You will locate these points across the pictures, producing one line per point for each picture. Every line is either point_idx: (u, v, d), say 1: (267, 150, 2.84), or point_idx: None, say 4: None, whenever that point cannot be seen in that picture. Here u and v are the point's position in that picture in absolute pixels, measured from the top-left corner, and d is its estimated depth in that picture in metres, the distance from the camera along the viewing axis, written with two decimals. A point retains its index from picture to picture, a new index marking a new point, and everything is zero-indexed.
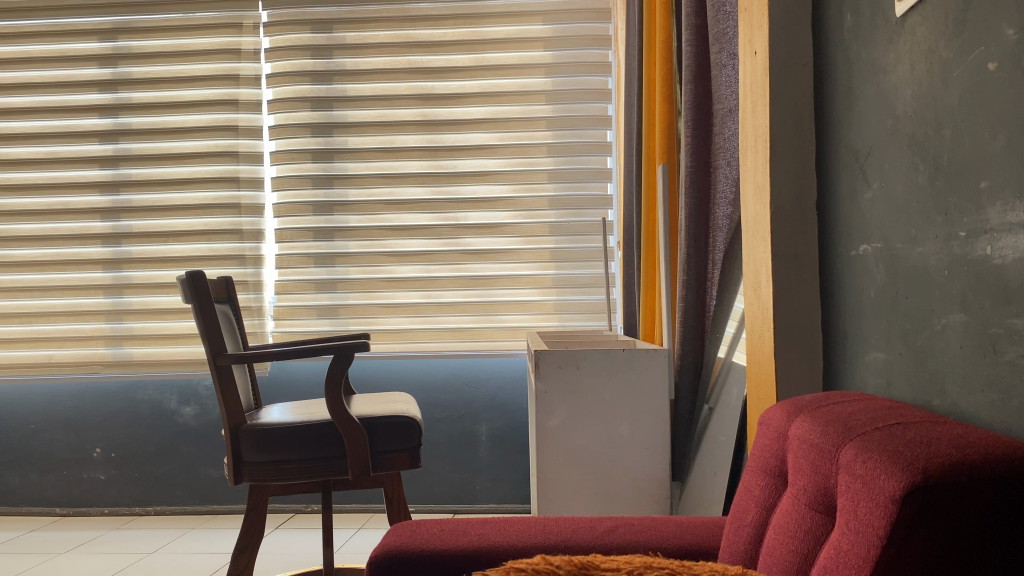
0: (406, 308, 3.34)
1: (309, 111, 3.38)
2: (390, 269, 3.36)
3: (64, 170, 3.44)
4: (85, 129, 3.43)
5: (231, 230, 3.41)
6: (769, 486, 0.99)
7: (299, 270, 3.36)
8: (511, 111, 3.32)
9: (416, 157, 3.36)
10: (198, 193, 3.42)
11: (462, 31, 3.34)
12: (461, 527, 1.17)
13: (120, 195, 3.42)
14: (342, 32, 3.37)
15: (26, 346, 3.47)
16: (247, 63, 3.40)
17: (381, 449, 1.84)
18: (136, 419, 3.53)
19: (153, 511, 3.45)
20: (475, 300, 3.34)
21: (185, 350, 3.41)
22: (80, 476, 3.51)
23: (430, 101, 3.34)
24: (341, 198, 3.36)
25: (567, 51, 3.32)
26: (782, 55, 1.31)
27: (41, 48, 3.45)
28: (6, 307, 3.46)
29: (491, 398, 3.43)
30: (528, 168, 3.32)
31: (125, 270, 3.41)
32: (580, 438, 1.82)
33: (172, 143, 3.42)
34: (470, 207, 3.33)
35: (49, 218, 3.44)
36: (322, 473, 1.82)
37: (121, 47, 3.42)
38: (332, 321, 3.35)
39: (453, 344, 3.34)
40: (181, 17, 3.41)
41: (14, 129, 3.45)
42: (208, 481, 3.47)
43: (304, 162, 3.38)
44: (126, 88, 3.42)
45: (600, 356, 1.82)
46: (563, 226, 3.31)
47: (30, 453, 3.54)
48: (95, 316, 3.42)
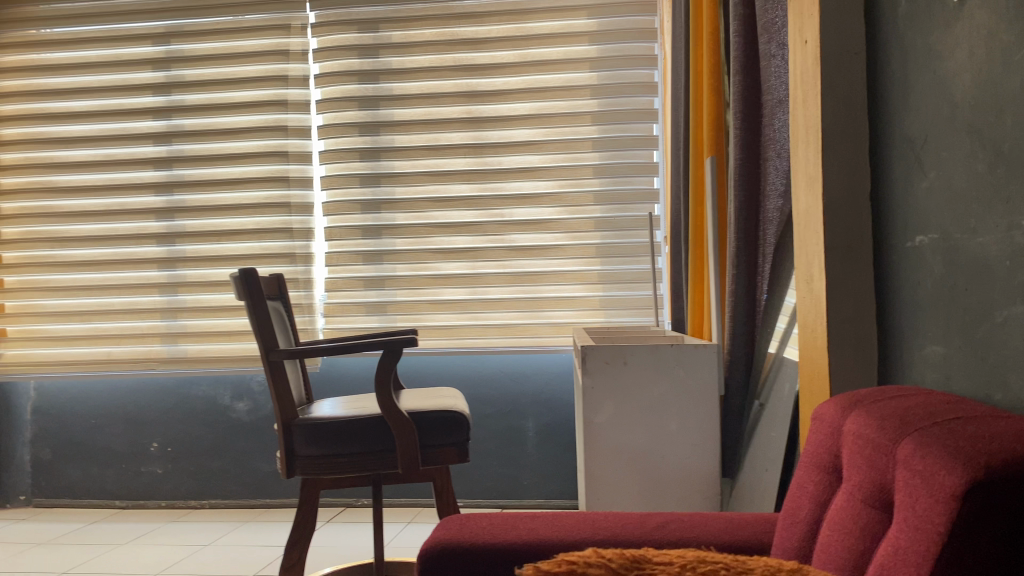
0: (453, 305, 3.36)
1: (356, 110, 3.42)
2: (437, 266, 3.38)
3: (120, 172, 3.53)
4: (140, 131, 3.53)
5: (281, 229, 3.47)
6: (824, 482, 0.97)
7: (348, 267, 3.41)
8: (556, 107, 3.33)
9: (461, 154, 3.36)
10: (249, 193, 3.48)
11: (507, 27, 3.35)
12: (511, 521, 1.18)
13: (174, 196, 3.50)
14: (388, 31, 3.40)
15: (84, 343, 3.56)
16: (296, 64, 3.45)
17: (430, 443, 1.85)
18: (191, 414, 3.59)
19: (208, 504, 3.55)
20: (521, 297, 3.33)
21: (238, 347, 3.48)
22: (138, 470, 3.61)
23: (475, 98, 3.35)
24: (388, 196, 3.40)
25: (612, 45, 3.30)
26: (833, 44, 1.28)
27: (96, 53, 3.56)
28: (66, 306, 3.56)
29: (537, 394, 3.42)
30: (573, 163, 3.32)
31: (180, 268, 3.49)
32: (628, 434, 1.81)
33: (224, 144, 3.49)
34: (515, 204, 3.33)
35: (107, 218, 3.54)
36: (373, 467, 1.84)
37: (174, 50, 3.51)
38: (380, 318, 3.39)
39: (500, 340, 3.34)
40: (231, 20, 3.49)
41: (73, 133, 3.56)
42: (261, 475, 3.53)
43: (352, 161, 3.42)
44: (179, 91, 3.51)
45: (648, 352, 1.80)
46: (609, 221, 3.29)
47: (91, 448, 3.64)
48: (150, 314, 3.50)
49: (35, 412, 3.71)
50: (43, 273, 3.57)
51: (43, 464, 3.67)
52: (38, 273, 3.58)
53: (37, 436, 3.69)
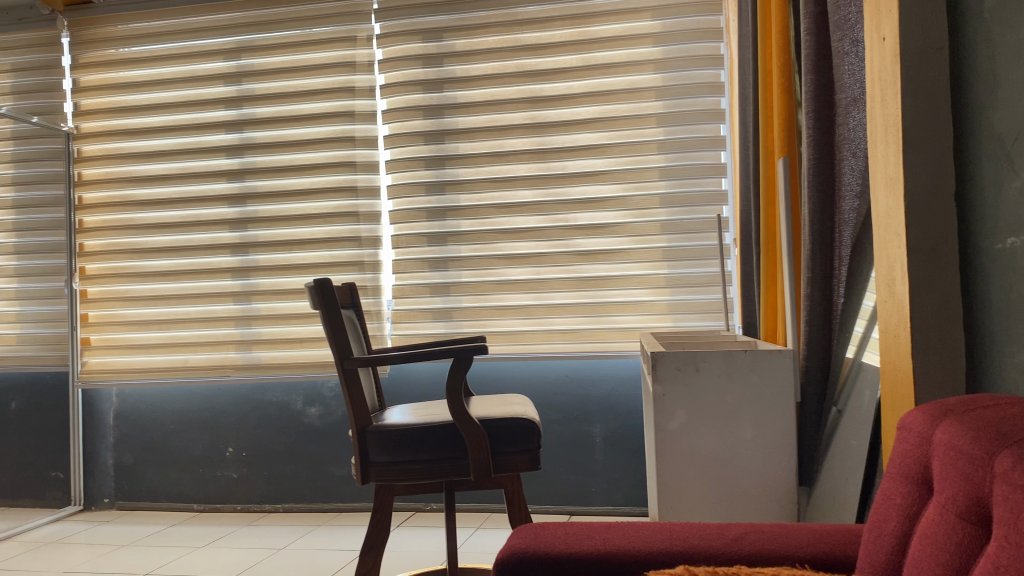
0: (518, 311, 3.36)
1: (420, 120, 3.45)
2: (501, 272, 3.38)
3: (194, 184, 3.64)
4: (213, 144, 3.64)
5: (349, 238, 3.52)
6: (912, 494, 0.94)
7: (414, 274, 3.45)
8: (620, 110, 3.31)
9: (525, 160, 3.37)
10: (319, 203, 3.55)
11: (571, 32, 3.35)
12: (586, 530, 1.17)
13: (246, 207, 3.60)
14: (451, 40, 3.43)
15: (162, 351, 3.67)
16: (362, 75, 3.52)
17: (502, 450, 1.86)
18: (266, 419, 3.67)
19: (282, 508, 3.63)
20: (587, 301, 3.31)
21: (309, 353, 3.55)
22: (214, 474, 3.71)
23: (539, 103, 3.36)
24: (453, 203, 3.42)
25: (677, 46, 3.27)
26: (914, 39, 1.23)
27: (171, 70, 3.68)
28: (145, 315, 3.68)
29: (604, 400, 3.39)
30: (638, 166, 3.29)
31: (253, 278, 3.59)
32: (702, 441, 1.78)
33: (294, 155, 3.57)
34: (579, 208, 3.31)
35: (183, 230, 3.65)
36: (446, 473, 1.86)
37: (245, 65, 3.61)
38: (446, 324, 3.41)
39: (566, 346, 3.33)
40: (299, 33, 3.58)
41: (150, 148, 3.68)
42: (332, 479, 3.59)
43: (418, 169, 3.45)
44: (250, 105, 3.61)
45: (721, 358, 1.78)
46: (675, 224, 3.25)
47: (170, 452, 3.76)
48: (226, 322, 3.61)
49: (117, 417, 3.84)
50: (122, 283, 3.70)
51: (126, 468, 3.81)
52: (118, 283, 3.71)
53: (119, 441, 3.83)
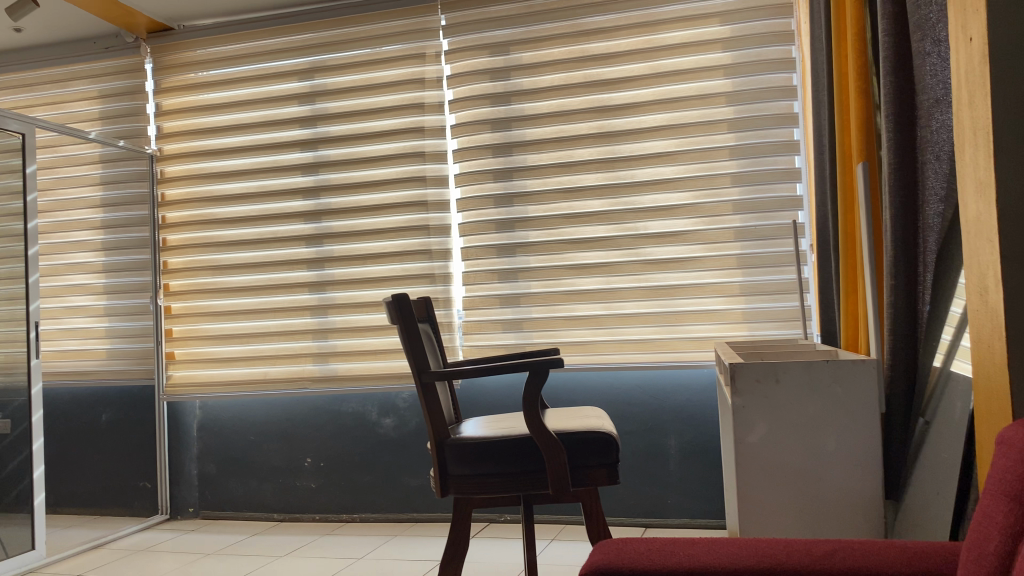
0: (589, 321, 3.34)
1: (489, 133, 3.48)
2: (572, 282, 3.37)
3: (271, 202, 3.75)
4: (288, 163, 3.74)
5: (421, 251, 3.58)
6: (1014, 512, 0.90)
7: (484, 286, 3.47)
8: (689, 116, 3.28)
9: (593, 170, 3.36)
10: (391, 218, 3.61)
11: (638, 40, 3.33)
12: (670, 546, 1.16)
13: (322, 223, 3.68)
14: (518, 53, 3.46)
15: (242, 364, 3.78)
16: (431, 91, 3.58)
17: (580, 464, 1.85)
18: (342, 430, 3.73)
19: (359, 518, 3.69)
20: (659, 311, 3.27)
21: (383, 364, 3.61)
22: (293, 484, 3.79)
23: (607, 112, 3.35)
24: (522, 215, 3.43)
25: (747, 51, 3.22)
26: (1003, 40, 1.19)
27: (247, 92, 3.80)
28: (226, 329, 3.80)
29: (679, 410, 3.34)
30: (709, 173, 3.25)
31: (329, 291, 3.66)
32: (784, 454, 1.74)
33: (366, 171, 3.65)
34: (650, 216, 3.29)
35: (261, 247, 3.75)
36: (525, 486, 1.86)
37: (318, 85, 3.71)
38: (517, 335, 3.42)
39: (638, 356, 3.29)
40: (369, 52, 3.66)
41: (229, 168, 3.80)
42: (407, 490, 3.63)
43: (486, 182, 3.47)
44: (323, 123, 3.70)
45: (802, 369, 1.74)
46: (749, 231, 3.20)
47: (251, 462, 3.85)
48: (303, 334, 3.69)
49: (200, 429, 3.94)
50: (205, 299, 3.83)
51: (209, 479, 3.92)
52: (201, 298, 3.83)
53: (202, 452, 3.93)
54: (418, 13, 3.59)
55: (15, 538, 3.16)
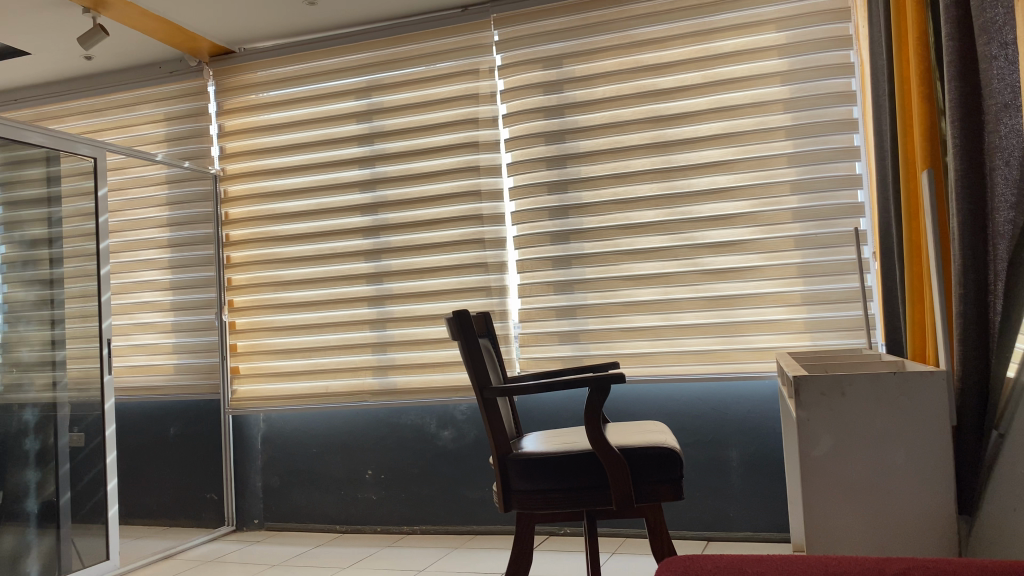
0: (647, 332, 3.32)
1: (543, 146, 3.50)
2: (629, 293, 3.36)
3: (330, 219, 3.82)
4: (347, 180, 3.81)
5: (477, 264, 3.60)
6: None
7: (540, 298, 3.48)
8: (745, 125, 3.25)
9: (648, 180, 3.35)
10: (447, 232, 3.65)
11: (692, 49, 3.32)
12: (738, 564, 1.15)
13: (380, 238, 3.74)
14: (571, 66, 3.47)
15: (305, 378, 3.85)
16: (485, 106, 3.61)
17: (644, 480, 1.84)
18: (402, 443, 3.78)
19: (420, 530, 3.72)
20: (718, 321, 3.24)
21: (441, 377, 3.64)
22: (355, 496, 3.84)
23: (661, 122, 3.34)
24: (577, 226, 3.43)
25: (804, 57, 3.18)
26: None
27: (306, 112, 3.89)
28: (288, 344, 3.88)
29: (740, 422, 3.30)
30: (767, 181, 3.21)
31: (388, 305, 3.72)
32: (852, 468, 1.71)
33: (421, 187, 3.70)
34: (707, 226, 3.26)
35: (321, 263, 3.83)
36: (588, 502, 1.86)
37: (375, 103, 3.77)
38: (574, 347, 3.42)
39: (697, 367, 3.26)
40: (424, 69, 3.71)
41: (290, 186, 3.89)
42: (467, 502, 3.65)
43: (541, 195, 3.49)
44: (380, 140, 3.76)
45: (868, 381, 1.71)
46: (810, 239, 3.15)
47: (313, 474, 3.92)
48: (363, 348, 3.75)
49: (264, 441, 4.03)
50: (267, 314, 3.92)
51: (273, 491, 4.00)
52: (264, 314, 3.92)
53: (267, 464, 4.02)
54: (471, 30, 3.64)
55: (91, 548, 3.27)
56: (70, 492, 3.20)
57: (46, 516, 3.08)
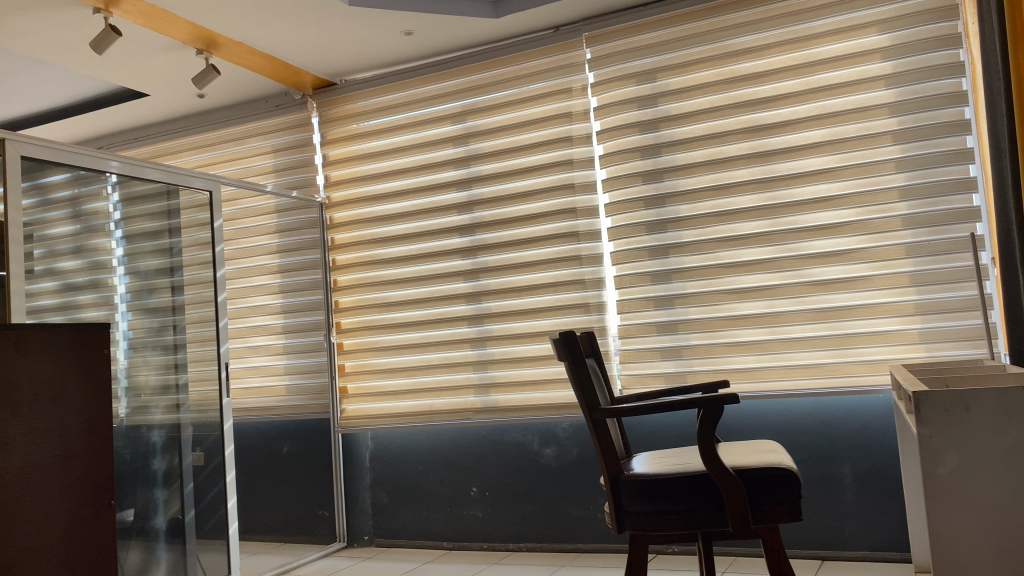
0: (753, 346, 3.26)
1: (639, 160, 3.49)
2: (733, 307, 3.30)
3: (430, 240, 3.91)
4: (446, 203, 3.89)
5: (575, 281, 3.61)
6: None
7: (640, 314, 3.46)
8: (849, 131, 3.16)
9: (749, 191, 3.29)
10: (544, 250, 3.68)
11: (790, 57, 3.26)
12: None
13: (478, 258, 3.81)
14: (665, 80, 3.46)
15: (409, 396, 3.94)
16: (579, 123, 3.64)
17: (761, 501, 1.81)
18: (506, 460, 3.81)
19: (526, 547, 3.74)
20: (828, 334, 3.15)
21: (542, 395, 3.66)
22: (461, 513, 3.89)
23: (760, 132, 3.29)
24: (676, 240, 3.40)
25: (910, 58, 3.07)
26: None
27: (405, 138, 3.99)
28: (392, 363, 3.99)
29: (853, 438, 3.19)
30: (875, 188, 3.11)
31: (487, 324, 3.77)
32: (979, 487, 1.63)
33: (517, 207, 3.74)
34: (812, 236, 3.19)
35: (423, 284, 3.91)
36: (703, 524, 1.84)
37: (471, 126, 3.85)
38: (677, 363, 3.38)
39: (807, 381, 3.18)
40: (518, 90, 3.77)
41: (392, 210, 4.00)
42: (572, 519, 3.64)
43: (638, 210, 3.48)
44: (477, 162, 3.83)
45: (995, 396, 1.63)
46: (922, 246, 3.03)
47: (419, 491, 4.00)
48: (465, 366, 3.81)
49: (373, 459, 4.13)
50: (373, 335, 4.03)
51: (381, 507, 4.10)
52: (369, 334, 4.04)
53: (375, 482, 4.12)
54: (563, 49, 3.67)
55: (215, 562, 3.43)
56: (194, 509, 3.36)
57: (174, 532, 3.24)
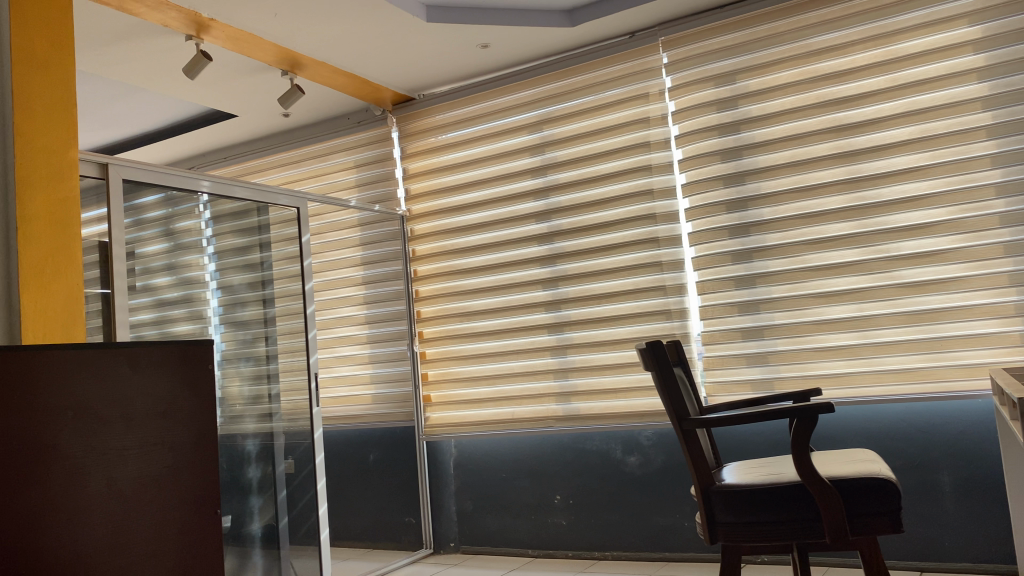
0: (842, 351, 3.18)
1: (719, 163, 3.45)
2: (820, 311, 3.23)
3: (509, 250, 3.94)
4: (524, 212, 3.92)
5: (656, 288, 3.59)
6: None
7: (724, 319, 3.42)
8: (940, 127, 3.05)
9: (836, 192, 3.21)
10: (623, 257, 3.68)
11: (875, 53, 3.18)
12: None
13: (557, 266, 3.82)
14: (744, 81, 3.41)
15: (491, 405, 3.97)
16: (657, 128, 3.62)
17: (859, 513, 1.77)
18: (590, 468, 3.81)
19: (611, 556, 3.72)
20: (921, 337, 3.05)
21: (625, 403, 3.64)
22: (545, 521, 3.91)
23: (845, 131, 3.21)
24: (760, 244, 3.35)
25: (1003, 49, 2.96)
26: None
27: (482, 149, 4.04)
28: (474, 372, 4.03)
29: (951, 445, 3.07)
30: (968, 185, 3.00)
31: (567, 331, 3.78)
32: None
33: (595, 214, 3.74)
34: (903, 237, 3.09)
35: (503, 293, 3.95)
36: (799, 536, 1.81)
37: (547, 135, 3.87)
38: (763, 369, 3.32)
39: (900, 387, 3.07)
40: (594, 98, 3.77)
41: (471, 221, 4.06)
42: (658, 528, 3.61)
43: (719, 214, 3.44)
44: (554, 171, 3.85)
45: None
46: (1020, 245, 2.90)
47: (504, 499, 4.03)
48: (546, 374, 3.82)
49: (456, 467, 4.19)
50: (455, 344, 4.10)
51: (466, 514, 4.14)
52: (452, 343, 4.10)
53: (460, 489, 4.17)
54: (640, 55, 3.66)
55: (308, 567, 3.54)
56: (287, 516, 3.46)
57: (269, 539, 3.36)
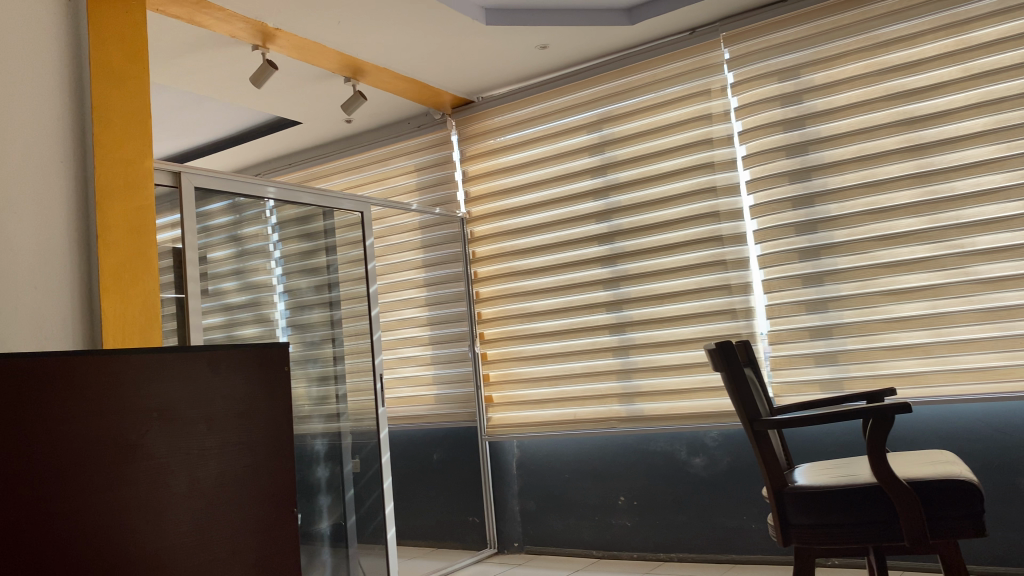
0: (915, 350, 3.09)
1: (785, 159, 3.39)
2: (891, 309, 3.15)
3: (569, 250, 3.94)
4: (584, 212, 3.91)
5: (720, 286, 3.55)
6: None
7: (791, 318, 3.36)
8: (1016, 117, 2.94)
9: (906, 187, 3.13)
10: (685, 256, 3.65)
11: (946, 43, 3.08)
12: None
13: (618, 266, 3.81)
14: (809, 75, 3.35)
15: (554, 405, 3.97)
16: (719, 125, 3.58)
17: (940, 517, 1.72)
18: (654, 468, 3.78)
19: (676, 558, 3.68)
20: (998, 335, 2.94)
21: (689, 404, 3.60)
22: (609, 522, 3.89)
23: (915, 124, 3.12)
24: (828, 241, 3.28)
25: None
26: None
27: (541, 150, 4.05)
28: (536, 372, 4.05)
29: None
30: None
31: (630, 331, 3.76)
32: None
33: (657, 213, 3.72)
34: (978, 231, 2.99)
35: (563, 294, 3.95)
36: (877, 539, 1.77)
37: (607, 135, 3.86)
38: (832, 368, 3.25)
39: (975, 386, 2.97)
40: (654, 96, 3.75)
41: (531, 222, 4.07)
42: (724, 530, 3.56)
43: (785, 211, 3.39)
44: (614, 170, 3.83)
45: None
46: None
47: (567, 500, 4.03)
48: (608, 375, 3.81)
49: (519, 467, 4.20)
50: (517, 344, 4.12)
51: (529, 514, 4.16)
52: (514, 344, 4.13)
53: (523, 489, 4.19)
54: (701, 51, 3.62)
55: (376, 566, 3.59)
56: (354, 515, 3.52)
57: (337, 538, 3.42)
